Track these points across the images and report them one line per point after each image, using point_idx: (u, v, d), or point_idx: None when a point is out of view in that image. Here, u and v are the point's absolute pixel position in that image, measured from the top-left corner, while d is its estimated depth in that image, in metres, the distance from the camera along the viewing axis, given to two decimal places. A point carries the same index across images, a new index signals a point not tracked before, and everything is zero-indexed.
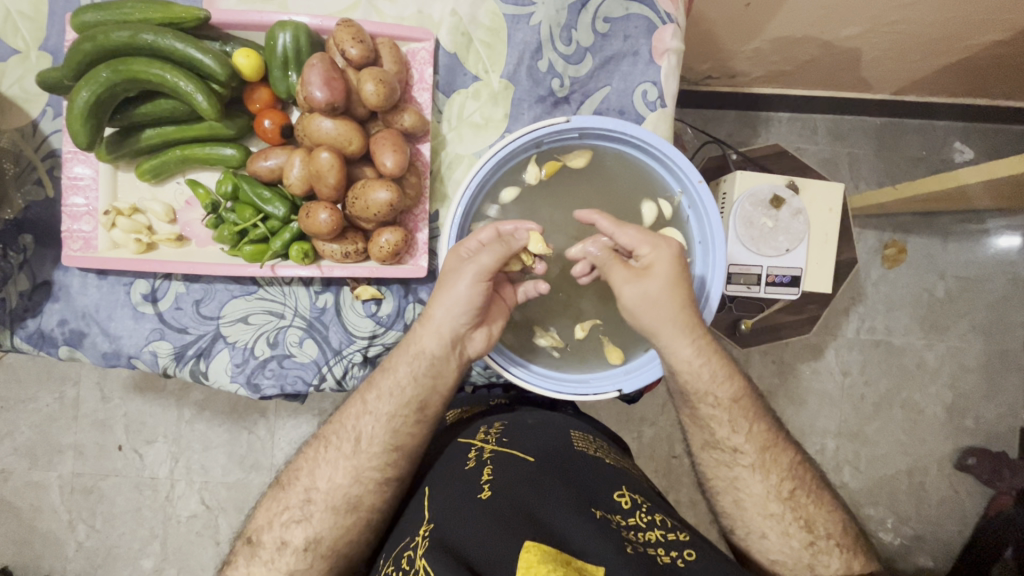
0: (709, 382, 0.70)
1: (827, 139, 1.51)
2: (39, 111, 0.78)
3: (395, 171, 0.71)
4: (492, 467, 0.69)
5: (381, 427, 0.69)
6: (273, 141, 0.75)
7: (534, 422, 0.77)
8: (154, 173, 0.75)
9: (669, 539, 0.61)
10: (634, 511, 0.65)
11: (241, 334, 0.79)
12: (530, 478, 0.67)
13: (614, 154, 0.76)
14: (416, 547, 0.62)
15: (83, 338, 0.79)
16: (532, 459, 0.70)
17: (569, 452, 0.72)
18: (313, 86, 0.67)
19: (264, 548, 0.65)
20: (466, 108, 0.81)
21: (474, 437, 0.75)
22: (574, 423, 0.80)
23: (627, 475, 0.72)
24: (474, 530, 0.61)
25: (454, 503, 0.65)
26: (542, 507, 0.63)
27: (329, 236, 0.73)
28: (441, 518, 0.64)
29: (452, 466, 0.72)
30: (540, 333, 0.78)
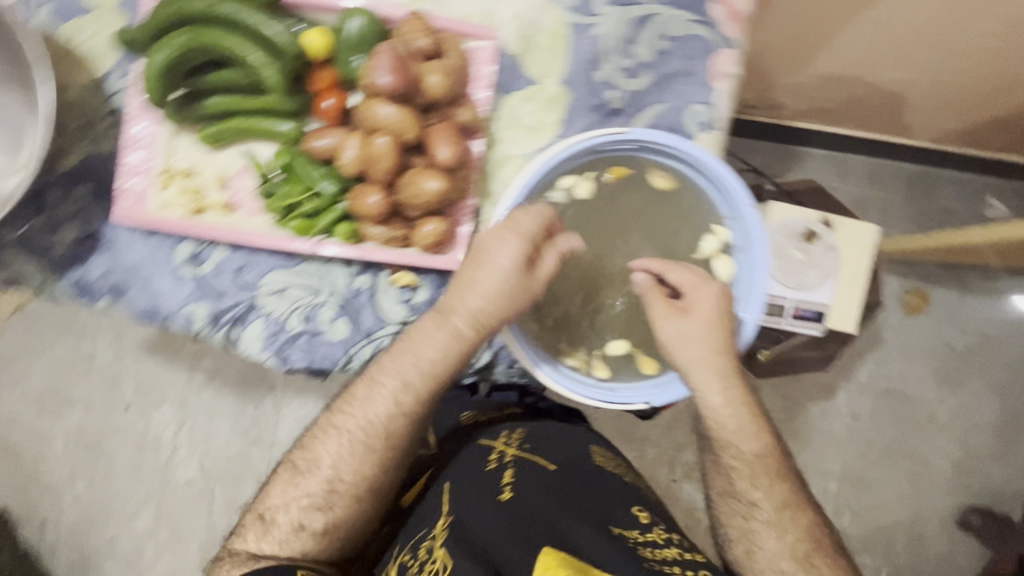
0: (735, 434, 0.72)
1: (860, 180, 1.51)
2: (107, 70, 0.80)
3: (448, 163, 0.72)
4: (513, 471, 0.71)
5: (389, 417, 0.69)
6: (330, 121, 0.77)
7: (555, 431, 0.78)
8: (212, 139, 0.78)
9: (684, 558, 0.63)
10: (650, 529, 0.67)
11: (277, 306, 0.81)
12: (550, 486, 0.69)
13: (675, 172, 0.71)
14: (435, 536, 0.65)
15: (124, 293, 0.81)
16: (552, 469, 0.71)
17: (587, 467, 0.74)
18: (380, 71, 0.69)
19: (278, 529, 0.68)
20: (520, 110, 0.82)
21: (496, 439, 0.76)
22: (592, 437, 0.81)
23: (639, 494, 0.74)
24: (497, 528, 0.63)
25: (474, 502, 0.67)
26: (561, 515, 0.64)
27: (375, 219, 0.75)
28: (460, 510, 0.67)
29: (470, 465, 0.73)
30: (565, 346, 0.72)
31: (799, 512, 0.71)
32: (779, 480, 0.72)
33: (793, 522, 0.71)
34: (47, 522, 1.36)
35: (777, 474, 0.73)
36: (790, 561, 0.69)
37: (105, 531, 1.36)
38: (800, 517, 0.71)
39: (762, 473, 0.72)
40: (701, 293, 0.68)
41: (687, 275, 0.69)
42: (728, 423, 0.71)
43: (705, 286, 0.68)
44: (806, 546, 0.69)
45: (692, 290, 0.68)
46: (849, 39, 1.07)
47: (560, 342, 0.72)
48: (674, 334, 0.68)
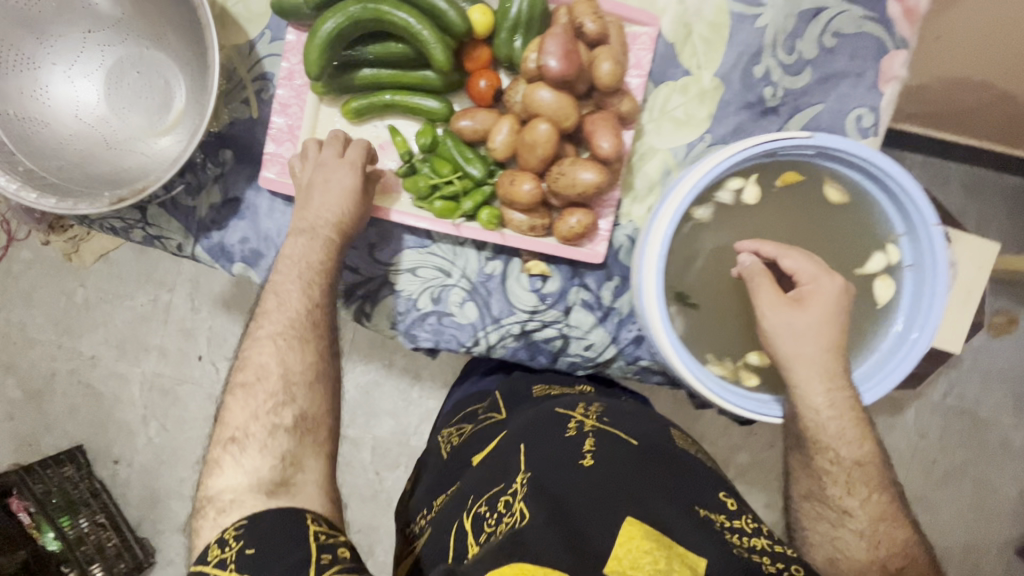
0: (834, 437, 0.64)
1: (958, 192, 1.42)
2: (258, 33, 0.80)
3: (608, 154, 0.70)
4: (595, 439, 0.67)
5: (302, 316, 0.69)
6: (482, 101, 0.75)
7: (632, 411, 0.75)
8: (360, 111, 0.77)
9: (775, 548, 0.56)
10: (739, 514, 0.60)
11: (408, 285, 0.81)
12: (634, 459, 0.64)
13: (851, 184, 0.68)
14: (515, 492, 0.63)
15: (260, 259, 0.82)
16: (634, 442, 0.67)
17: (670, 444, 0.69)
18: (551, 54, 0.67)
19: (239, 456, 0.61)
20: (671, 101, 0.79)
21: (573, 409, 0.74)
22: (671, 422, 0.76)
23: (724, 479, 0.67)
24: (578, 492, 0.60)
25: (553, 463, 0.65)
26: (643, 487, 0.60)
27: (522, 207, 0.73)
28: (540, 471, 0.64)
29: (548, 429, 0.71)
30: (712, 359, 0.69)
31: (896, 527, 0.64)
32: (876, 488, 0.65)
33: (889, 537, 0.64)
34: (119, 461, 1.41)
35: (876, 482, 0.66)
36: None
37: (172, 474, 1.40)
38: (898, 533, 0.64)
39: (861, 482, 0.65)
40: (821, 285, 0.64)
41: (800, 259, 0.65)
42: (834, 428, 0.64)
43: (823, 276, 0.64)
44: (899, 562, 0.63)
45: (810, 280, 0.64)
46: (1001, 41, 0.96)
47: (707, 354, 0.69)
48: (784, 327, 0.63)
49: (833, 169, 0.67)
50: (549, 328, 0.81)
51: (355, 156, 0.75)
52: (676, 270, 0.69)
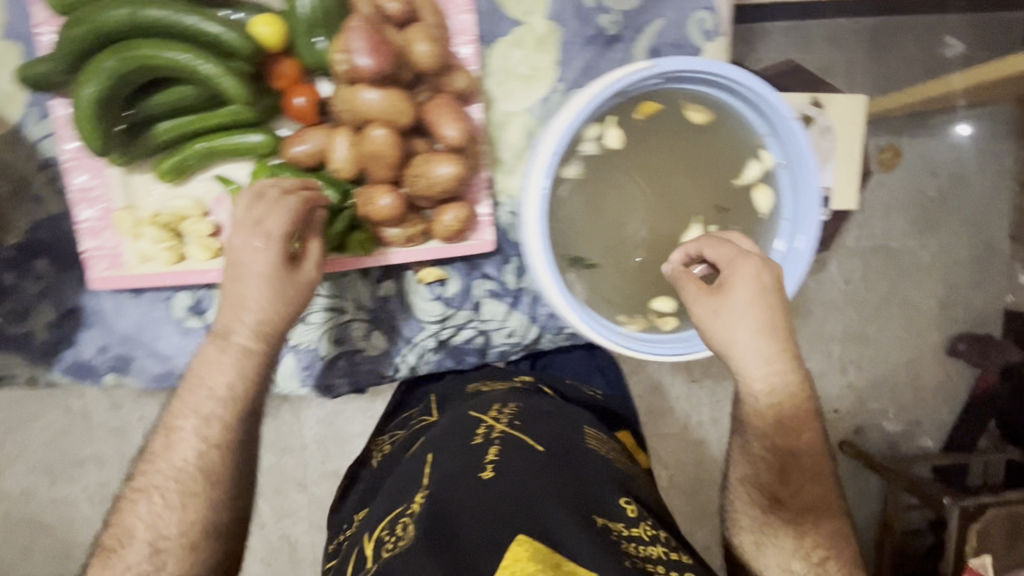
0: (766, 406, 0.61)
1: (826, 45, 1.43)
2: (21, 114, 0.67)
3: (460, 140, 0.64)
4: (499, 447, 0.61)
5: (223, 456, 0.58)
6: (306, 120, 0.66)
7: (551, 410, 0.71)
8: (176, 171, 0.66)
9: (670, 557, 0.54)
10: (638, 520, 0.57)
11: (303, 335, 0.74)
12: (540, 468, 0.58)
13: (711, 102, 0.64)
14: (410, 512, 0.56)
15: (130, 363, 0.73)
16: (540, 449, 0.62)
17: (579, 447, 0.64)
18: (358, 51, 0.58)
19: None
20: (511, 58, 0.73)
21: (484, 413, 0.69)
22: (586, 418, 0.72)
23: (623, 472, 0.65)
24: (473, 507, 0.54)
25: (455, 471, 0.58)
26: (544, 500, 0.55)
27: (390, 222, 0.67)
28: (439, 485, 0.57)
29: (457, 436, 0.65)
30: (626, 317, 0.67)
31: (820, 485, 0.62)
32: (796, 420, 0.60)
33: (814, 493, 0.62)
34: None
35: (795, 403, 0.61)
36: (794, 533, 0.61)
37: None
38: (821, 489, 0.62)
39: (794, 443, 0.61)
40: (738, 270, 0.58)
41: (719, 247, 0.60)
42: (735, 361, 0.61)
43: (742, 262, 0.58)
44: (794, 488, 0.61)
45: (727, 266, 0.59)
46: None
47: (619, 316, 0.67)
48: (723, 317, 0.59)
49: (689, 92, 0.63)
50: (464, 329, 0.77)
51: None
52: (564, 236, 0.65)
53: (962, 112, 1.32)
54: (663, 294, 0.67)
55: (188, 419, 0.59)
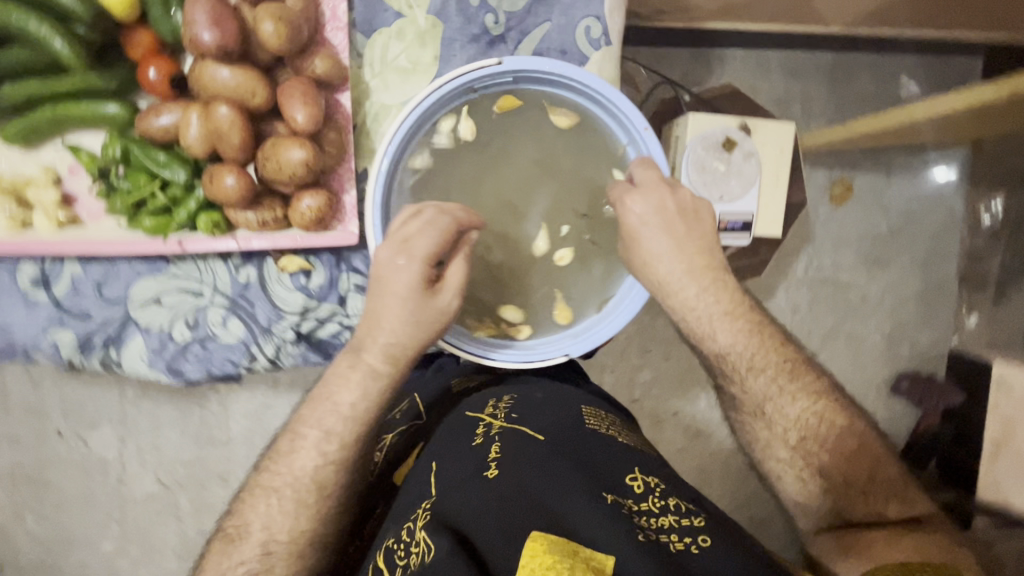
0: (729, 340, 0.65)
1: (780, 75, 1.47)
2: None
3: (309, 126, 0.63)
4: (500, 444, 0.61)
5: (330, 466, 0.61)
6: (163, 94, 0.65)
7: (543, 395, 0.69)
8: (21, 136, 0.65)
9: (682, 523, 0.53)
10: (646, 495, 0.56)
11: (154, 317, 0.72)
12: (540, 457, 0.58)
13: (573, 106, 0.67)
14: (418, 518, 0.55)
15: None
16: (542, 438, 0.61)
17: (581, 429, 0.63)
18: (200, 25, 0.58)
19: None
20: (389, 50, 0.71)
21: (481, 410, 0.67)
22: (585, 396, 0.71)
23: (640, 453, 0.62)
24: (479, 511, 0.54)
25: (460, 480, 0.58)
26: (552, 492, 0.54)
27: (241, 203, 0.65)
28: (444, 492, 0.57)
29: (457, 438, 0.64)
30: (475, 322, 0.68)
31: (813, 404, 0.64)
32: (759, 370, 0.65)
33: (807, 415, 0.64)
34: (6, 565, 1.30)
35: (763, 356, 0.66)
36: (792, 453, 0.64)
37: (72, 559, 1.30)
38: (814, 410, 0.64)
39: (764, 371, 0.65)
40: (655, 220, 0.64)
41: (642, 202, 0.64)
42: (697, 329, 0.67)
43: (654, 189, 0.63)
44: (802, 434, 0.64)
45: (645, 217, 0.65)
46: None
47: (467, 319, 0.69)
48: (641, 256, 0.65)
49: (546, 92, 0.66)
50: (328, 324, 0.75)
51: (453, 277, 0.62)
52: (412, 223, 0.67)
53: (910, 151, 1.42)
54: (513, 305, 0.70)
55: (307, 428, 0.62)
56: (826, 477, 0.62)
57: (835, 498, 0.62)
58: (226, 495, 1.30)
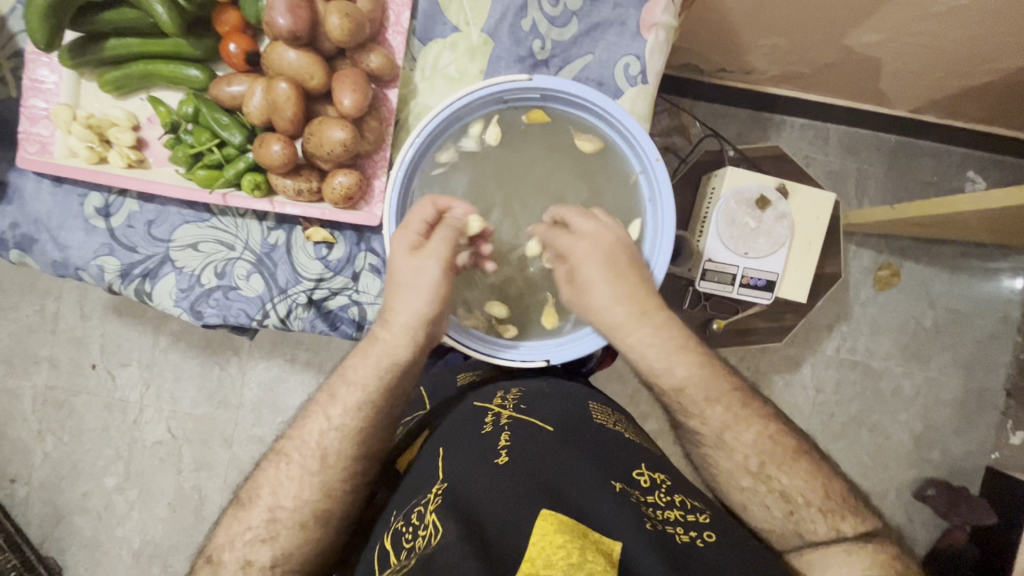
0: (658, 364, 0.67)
1: (838, 151, 1.47)
2: (9, 8, 0.77)
3: (353, 111, 0.70)
4: (509, 433, 0.66)
5: (347, 442, 0.65)
6: (237, 66, 0.74)
7: (550, 392, 0.74)
8: (115, 84, 0.75)
9: (688, 519, 0.57)
10: (653, 490, 0.60)
11: (189, 260, 0.79)
12: (547, 446, 0.63)
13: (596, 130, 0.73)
14: (428, 503, 0.59)
15: (33, 245, 0.79)
16: (550, 428, 0.66)
17: (586, 423, 0.68)
18: (277, 10, 0.65)
19: (224, 568, 0.59)
20: (441, 59, 0.78)
21: (490, 402, 0.73)
22: (591, 394, 0.77)
23: (642, 449, 0.68)
24: (490, 494, 0.57)
25: (470, 463, 0.62)
26: (563, 478, 0.59)
27: (282, 170, 0.72)
28: (456, 478, 0.61)
29: (465, 429, 0.69)
30: (464, 315, 0.75)
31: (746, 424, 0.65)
32: (714, 400, 0.66)
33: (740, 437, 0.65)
34: (17, 479, 1.37)
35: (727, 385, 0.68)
36: (748, 478, 0.63)
37: (73, 489, 1.37)
38: (748, 430, 0.65)
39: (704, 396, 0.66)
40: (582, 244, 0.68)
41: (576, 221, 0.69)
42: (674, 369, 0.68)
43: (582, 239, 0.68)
44: (761, 458, 0.64)
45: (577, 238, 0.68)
46: None
47: (458, 310, 0.75)
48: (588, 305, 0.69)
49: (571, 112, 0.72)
50: (339, 295, 0.81)
51: (442, 247, 0.66)
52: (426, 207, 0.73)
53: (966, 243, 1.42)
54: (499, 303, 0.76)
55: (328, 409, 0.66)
56: (788, 500, 0.62)
57: (799, 521, 0.61)
58: (226, 457, 1.37)
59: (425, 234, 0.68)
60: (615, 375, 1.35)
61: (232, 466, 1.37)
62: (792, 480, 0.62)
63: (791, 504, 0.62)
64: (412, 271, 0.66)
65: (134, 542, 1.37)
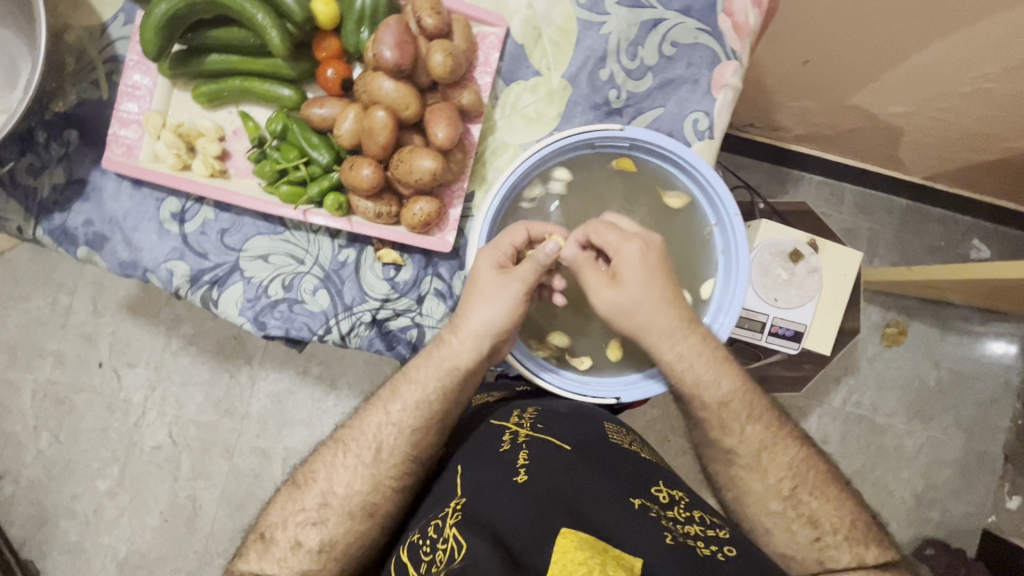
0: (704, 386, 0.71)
1: (852, 210, 1.54)
2: (111, 16, 0.79)
3: (445, 143, 0.73)
4: (528, 451, 0.67)
5: (402, 438, 0.69)
6: (331, 90, 0.77)
7: (568, 410, 0.74)
8: (209, 97, 0.77)
9: (708, 534, 0.59)
10: (672, 506, 0.63)
11: (259, 271, 0.80)
12: (566, 465, 0.65)
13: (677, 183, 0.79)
14: (448, 516, 0.61)
15: (104, 243, 0.80)
16: (569, 447, 0.67)
17: (605, 442, 0.70)
18: (385, 44, 0.69)
19: (276, 546, 0.64)
20: (522, 100, 0.82)
21: (508, 420, 0.73)
22: (604, 413, 0.76)
23: (661, 468, 0.70)
24: (513, 513, 0.58)
25: (489, 482, 0.64)
26: (580, 496, 0.61)
27: (366, 193, 0.75)
28: (475, 495, 0.63)
29: (484, 446, 0.70)
30: (536, 345, 0.80)
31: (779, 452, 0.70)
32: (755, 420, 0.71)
33: (775, 462, 0.70)
34: (6, 475, 1.33)
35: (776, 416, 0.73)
36: (778, 502, 0.68)
37: (63, 490, 1.33)
38: (782, 456, 0.70)
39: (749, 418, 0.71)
40: (624, 256, 0.69)
41: (612, 237, 0.69)
42: (724, 409, 0.71)
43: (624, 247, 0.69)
44: (793, 483, 0.69)
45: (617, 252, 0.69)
46: (862, 44, 1.02)
47: (529, 340, 0.81)
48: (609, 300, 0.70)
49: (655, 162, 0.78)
50: (402, 317, 0.82)
51: (527, 271, 0.69)
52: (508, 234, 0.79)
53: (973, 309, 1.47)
54: (560, 332, 0.81)
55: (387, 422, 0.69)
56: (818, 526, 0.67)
57: (822, 548, 0.66)
58: (226, 467, 1.35)
59: (511, 257, 0.72)
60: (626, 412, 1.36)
61: (231, 477, 1.35)
62: (821, 506, 0.68)
63: (817, 531, 0.67)
64: (496, 285, 0.70)
65: (120, 549, 1.33)
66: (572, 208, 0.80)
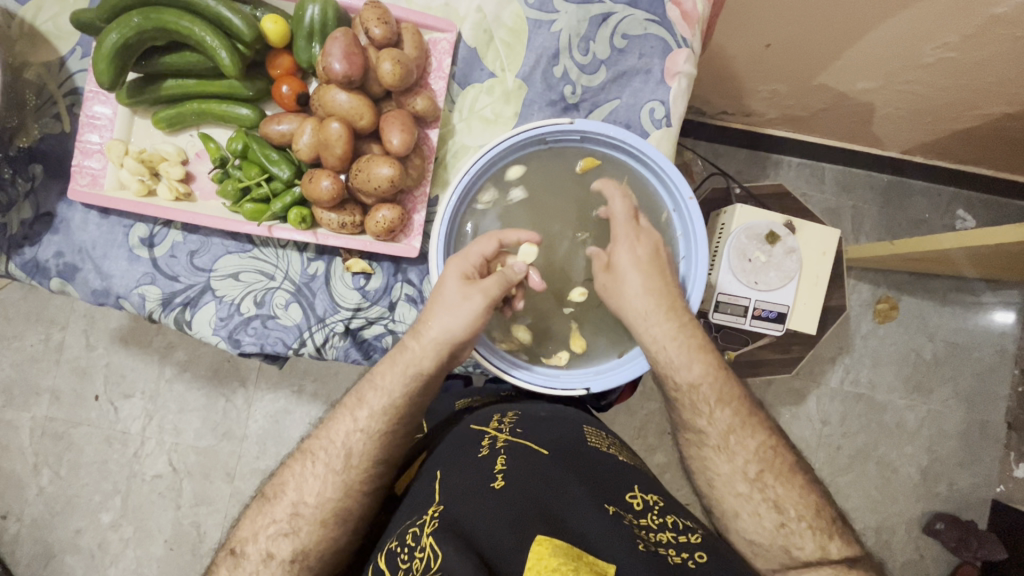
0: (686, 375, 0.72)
1: (834, 189, 1.54)
2: (68, 49, 0.81)
3: (401, 149, 0.74)
4: (506, 456, 0.67)
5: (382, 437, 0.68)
6: (288, 107, 0.78)
7: (546, 415, 0.75)
8: (169, 122, 0.78)
9: (681, 540, 0.59)
10: (646, 512, 0.63)
11: (230, 289, 0.81)
12: (543, 470, 0.65)
13: (633, 171, 0.80)
14: (425, 524, 0.60)
15: (76, 273, 0.81)
16: (546, 452, 0.68)
17: (581, 447, 0.70)
18: (333, 57, 0.70)
19: (247, 560, 0.63)
20: (478, 102, 0.83)
21: (487, 425, 0.73)
22: (586, 419, 0.78)
23: (636, 473, 0.70)
24: (486, 520, 0.58)
25: (467, 488, 0.63)
26: (557, 501, 0.61)
27: (328, 204, 0.75)
28: (453, 500, 0.62)
29: (462, 451, 0.70)
30: (500, 339, 0.80)
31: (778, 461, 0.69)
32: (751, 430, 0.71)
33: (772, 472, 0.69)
34: (9, 515, 1.33)
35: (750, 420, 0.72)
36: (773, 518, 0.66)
37: (67, 526, 1.33)
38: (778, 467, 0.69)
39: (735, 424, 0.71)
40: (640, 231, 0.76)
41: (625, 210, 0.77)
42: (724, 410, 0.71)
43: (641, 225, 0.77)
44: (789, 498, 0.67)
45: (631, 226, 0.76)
46: (822, 23, 1.03)
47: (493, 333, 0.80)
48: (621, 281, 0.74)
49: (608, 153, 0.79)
50: (375, 324, 0.83)
51: (493, 286, 0.70)
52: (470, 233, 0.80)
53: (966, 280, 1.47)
54: (526, 328, 0.80)
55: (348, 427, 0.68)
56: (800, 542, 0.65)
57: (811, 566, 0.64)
58: (227, 491, 1.35)
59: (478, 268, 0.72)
60: (623, 408, 1.36)
61: (233, 502, 1.35)
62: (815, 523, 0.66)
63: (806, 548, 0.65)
64: (459, 294, 0.70)
65: None
66: (536, 205, 0.82)
